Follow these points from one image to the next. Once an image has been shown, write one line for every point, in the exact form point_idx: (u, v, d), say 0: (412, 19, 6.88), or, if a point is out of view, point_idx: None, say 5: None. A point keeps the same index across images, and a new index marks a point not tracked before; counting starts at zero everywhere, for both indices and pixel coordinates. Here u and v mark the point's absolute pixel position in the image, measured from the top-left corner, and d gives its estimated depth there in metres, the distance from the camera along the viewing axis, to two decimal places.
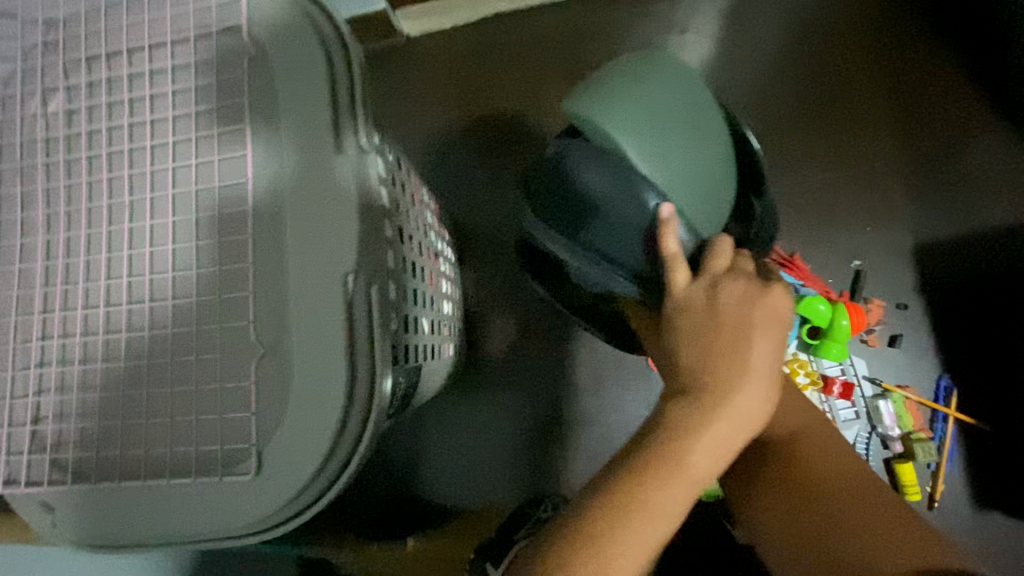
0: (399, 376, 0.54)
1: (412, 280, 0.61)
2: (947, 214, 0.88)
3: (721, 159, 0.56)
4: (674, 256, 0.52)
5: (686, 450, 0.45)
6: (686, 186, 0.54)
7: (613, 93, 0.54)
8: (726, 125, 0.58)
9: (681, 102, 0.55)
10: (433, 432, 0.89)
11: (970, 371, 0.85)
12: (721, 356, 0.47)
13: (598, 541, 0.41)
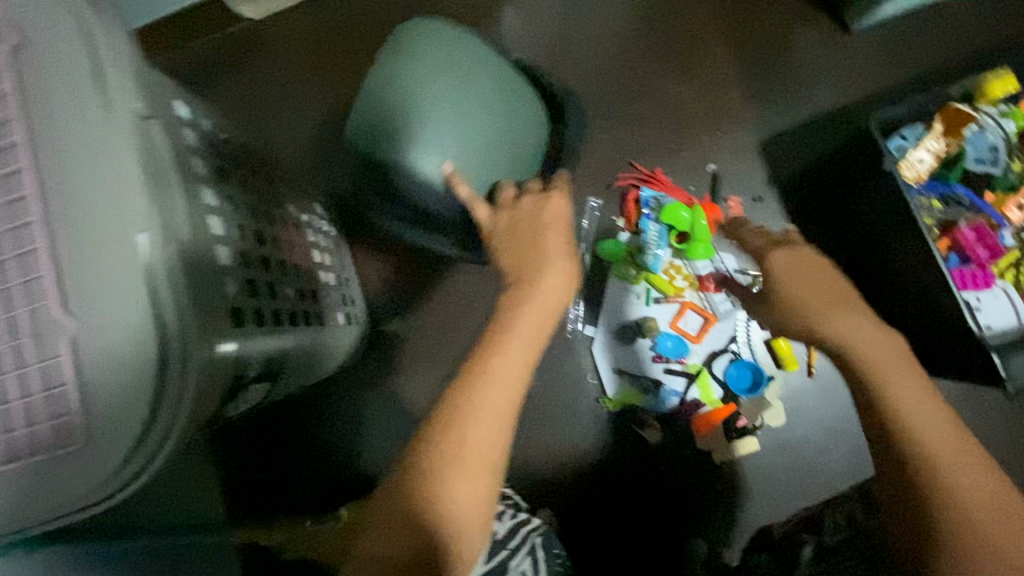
0: (255, 343, 0.56)
1: (261, 249, 0.62)
2: (786, 106, 0.95)
3: (482, 117, 0.70)
4: (470, 197, 0.65)
5: (520, 324, 0.55)
6: (471, 141, 0.69)
7: (380, 100, 0.68)
8: (485, 82, 0.71)
9: (437, 80, 0.69)
10: (351, 402, 0.93)
11: (826, 246, 0.92)
12: (524, 251, 0.60)
13: (451, 411, 0.49)
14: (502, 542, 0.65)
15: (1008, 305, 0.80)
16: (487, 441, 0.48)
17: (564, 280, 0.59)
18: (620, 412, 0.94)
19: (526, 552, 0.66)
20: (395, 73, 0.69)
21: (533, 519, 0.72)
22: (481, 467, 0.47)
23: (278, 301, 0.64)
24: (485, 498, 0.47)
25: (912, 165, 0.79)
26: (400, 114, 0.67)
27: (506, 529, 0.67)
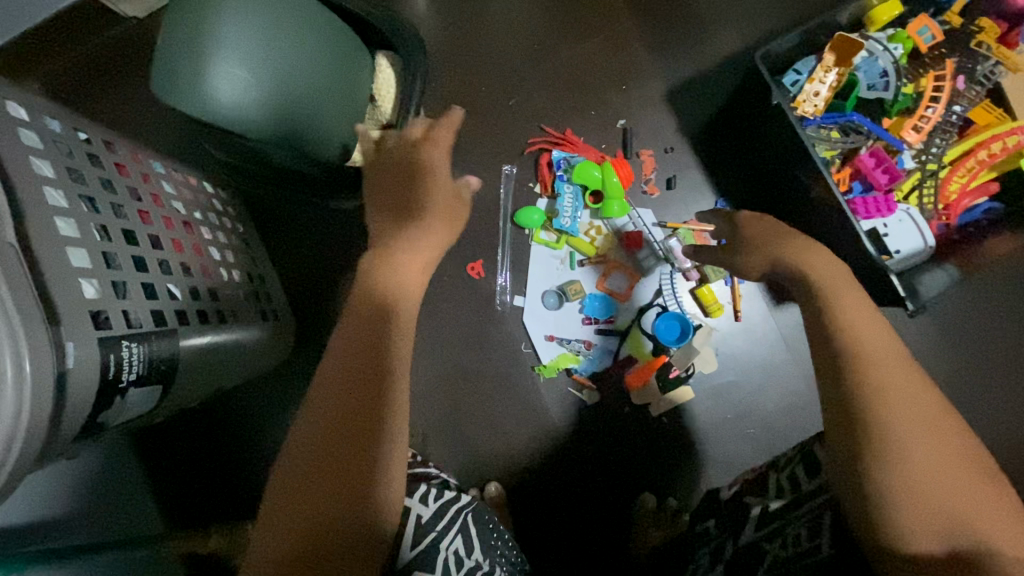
0: (134, 346, 0.54)
1: (133, 248, 0.59)
2: (688, 55, 0.94)
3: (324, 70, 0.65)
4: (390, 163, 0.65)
5: (404, 278, 0.59)
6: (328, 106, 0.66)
7: (211, 94, 0.56)
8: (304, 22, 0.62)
9: (269, 54, 0.58)
10: (287, 399, 0.91)
11: (741, 190, 0.93)
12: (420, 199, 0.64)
13: (364, 366, 0.50)
14: (427, 526, 0.63)
15: (913, 228, 0.80)
16: (389, 383, 0.50)
17: (444, 232, 0.64)
18: (557, 377, 0.93)
19: (456, 532, 0.64)
20: (226, 61, 0.56)
21: (464, 494, 0.69)
22: (388, 400, 0.49)
23: (159, 300, 0.61)
24: (398, 438, 0.49)
25: (808, 98, 0.79)
26: (249, 105, 0.57)
27: (431, 512, 0.64)
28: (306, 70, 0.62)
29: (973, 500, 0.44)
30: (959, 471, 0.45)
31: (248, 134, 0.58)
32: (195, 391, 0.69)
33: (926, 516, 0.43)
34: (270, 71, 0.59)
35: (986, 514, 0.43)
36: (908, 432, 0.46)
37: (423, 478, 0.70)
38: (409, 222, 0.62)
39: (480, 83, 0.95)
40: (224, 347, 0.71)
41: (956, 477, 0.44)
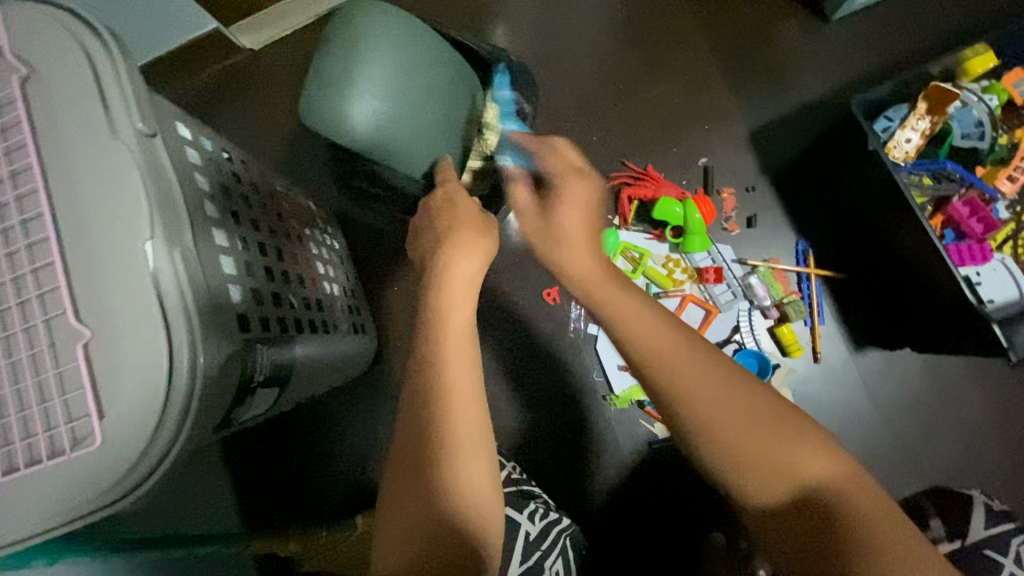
0: (264, 352, 0.58)
1: (265, 259, 0.64)
2: (771, 98, 0.97)
3: (451, 86, 0.70)
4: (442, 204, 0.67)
5: (454, 290, 0.60)
6: (449, 122, 0.71)
7: (354, 96, 0.61)
8: (440, 43, 0.69)
9: (409, 66, 0.64)
10: (366, 411, 0.94)
11: (819, 232, 0.93)
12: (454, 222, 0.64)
13: (430, 393, 0.53)
14: (534, 543, 0.70)
15: (1007, 277, 0.79)
16: (459, 400, 0.52)
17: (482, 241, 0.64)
18: (629, 408, 0.94)
19: (557, 553, 0.72)
20: (371, 68, 0.61)
21: (564, 518, 0.76)
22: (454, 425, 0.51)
23: (283, 309, 0.65)
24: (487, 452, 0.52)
25: (899, 144, 0.81)
26: (385, 110, 0.62)
27: (538, 530, 0.71)
28: (432, 99, 0.68)
29: (793, 451, 0.46)
30: (770, 431, 0.47)
31: (380, 135, 0.63)
32: (297, 395, 0.74)
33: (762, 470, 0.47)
34: (406, 83, 0.64)
35: (802, 460, 0.46)
36: (716, 409, 0.48)
37: (530, 496, 0.76)
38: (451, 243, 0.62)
39: (564, 118, 1.00)
40: (328, 354, 0.76)
41: (771, 443, 0.47)
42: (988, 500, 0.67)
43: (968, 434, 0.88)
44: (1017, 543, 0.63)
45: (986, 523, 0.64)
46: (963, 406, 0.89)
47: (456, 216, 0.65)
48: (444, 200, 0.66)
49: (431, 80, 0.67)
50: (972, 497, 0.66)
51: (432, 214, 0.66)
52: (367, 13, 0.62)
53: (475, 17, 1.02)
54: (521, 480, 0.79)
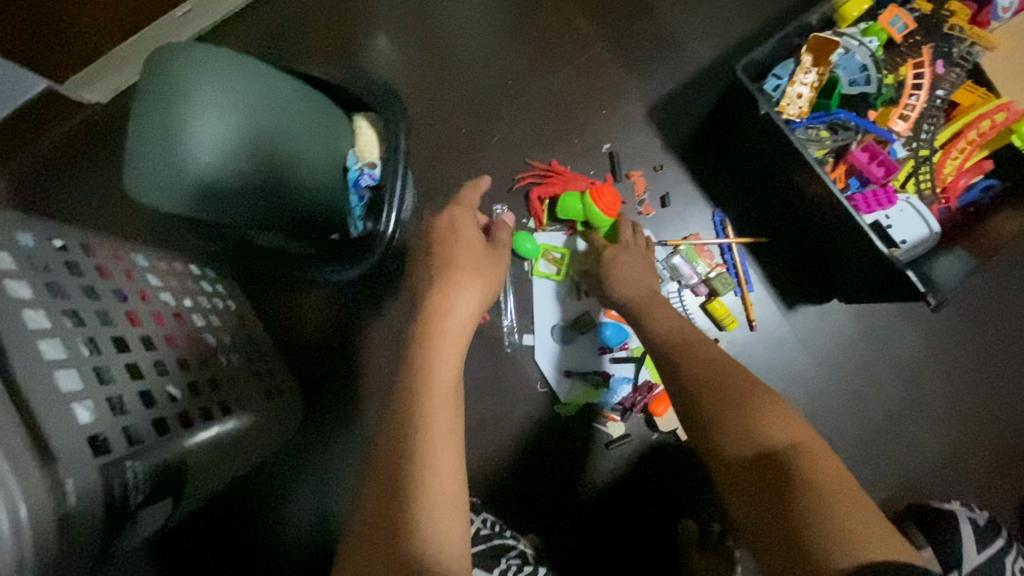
0: (137, 465, 0.50)
1: (126, 354, 0.56)
2: (664, 70, 0.94)
3: (309, 122, 0.62)
4: (443, 230, 0.71)
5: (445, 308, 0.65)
6: (315, 162, 0.63)
7: (179, 162, 0.53)
8: (285, 76, 0.61)
9: (248, 111, 0.56)
10: (303, 471, 0.89)
11: (734, 199, 0.92)
12: (454, 246, 0.70)
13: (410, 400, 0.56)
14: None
15: (916, 216, 0.78)
16: (431, 421, 0.54)
17: (474, 268, 0.69)
18: (579, 414, 0.90)
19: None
20: (197, 124, 0.53)
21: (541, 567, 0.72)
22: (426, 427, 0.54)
23: (158, 407, 0.57)
24: (448, 488, 0.51)
25: (791, 102, 0.79)
26: (223, 169, 0.55)
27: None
28: (286, 138, 0.59)
29: (759, 414, 0.54)
30: (741, 400, 0.56)
31: (222, 198, 0.55)
32: (206, 490, 0.66)
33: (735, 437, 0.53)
34: (247, 131, 0.56)
35: (766, 421, 0.53)
36: (709, 379, 0.60)
37: (502, 552, 0.72)
38: (444, 268, 0.68)
39: (459, 126, 0.94)
40: (234, 437, 0.69)
41: (744, 406, 0.55)
42: (972, 513, 0.75)
43: (910, 374, 0.89)
44: (1009, 561, 0.72)
45: (981, 547, 0.72)
46: (897, 347, 0.89)
47: (450, 250, 0.70)
48: (449, 228, 0.72)
49: (279, 118, 0.59)
50: (957, 514, 0.74)
51: (432, 244, 0.71)
52: (184, 62, 0.54)
53: (350, 38, 0.96)
54: (493, 535, 0.75)
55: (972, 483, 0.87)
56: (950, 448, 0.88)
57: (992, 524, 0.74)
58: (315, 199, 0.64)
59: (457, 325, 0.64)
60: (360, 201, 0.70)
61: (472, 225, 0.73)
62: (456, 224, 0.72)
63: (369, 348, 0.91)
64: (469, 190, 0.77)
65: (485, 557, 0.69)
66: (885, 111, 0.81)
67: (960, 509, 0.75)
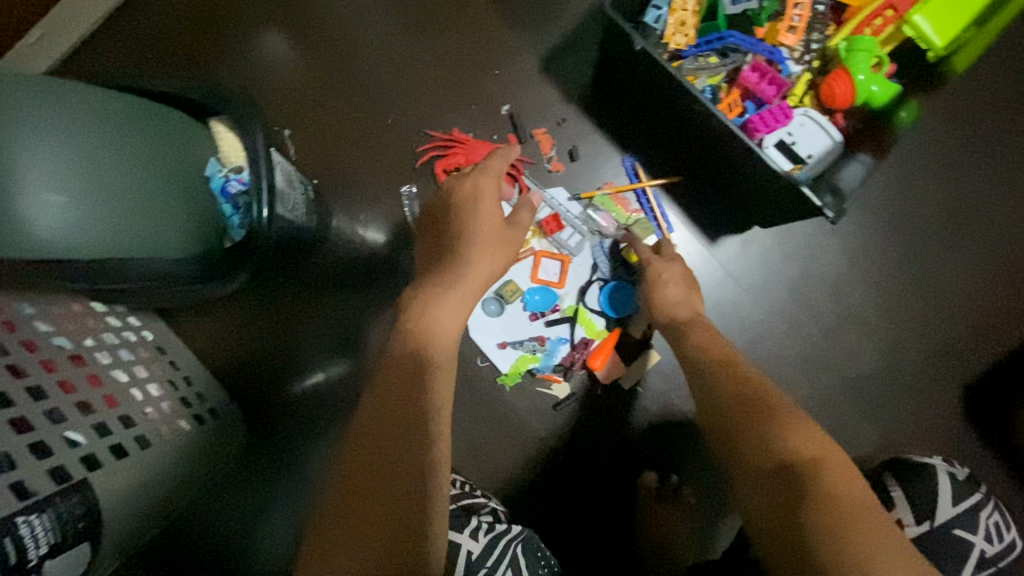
0: (39, 515, 0.50)
1: (9, 410, 0.54)
2: (551, 18, 0.90)
3: (152, 137, 0.59)
4: (466, 198, 0.67)
5: (456, 298, 0.62)
6: (166, 180, 0.60)
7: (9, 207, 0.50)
8: (117, 94, 0.58)
9: (73, 138, 0.53)
10: (281, 484, 0.87)
11: (642, 140, 0.90)
12: (468, 213, 0.66)
13: (413, 386, 0.54)
14: (477, 563, 0.61)
15: (818, 129, 0.77)
16: (431, 410, 0.53)
17: (493, 242, 0.66)
18: (522, 381, 0.89)
19: (505, 568, 0.62)
20: (20, 163, 0.50)
21: (512, 526, 0.67)
22: (421, 415, 0.52)
23: (54, 456, 0.55)
24: (433, 474, 0.48)
25: (676, 30, 0.78)
26: (61, 203, 0.52)
27: (482, 546, 0.62)
28: (124, 161, 0.57)
29: (779, 426, 0.53)
30: (767, 409, 0.55)
31: (70, 236, 0.52)
32: (142, 523, 0.66)
33: (759, 448, 0.51)
34: (78, 161, 0.53)
35: (793, 437, 0.51)
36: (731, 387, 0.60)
37: (473, 511, 0.67)
38: (460, 241, 0.65)
39: (352, 112, 0.91)
40: (159, 471, 0.67)
41: (766, 416, 0.54)
42: (952, 468, 0.68)
43: (841, 288, 0.88)
44: (983, 515, 0.66)
45: (956, 500, 0.66)
46: (824, 262, 0.89)
47: (469, 217, 0.66)
48: (470, 194, 0.67)
49: (124, 139, 0.57)
50: (936, 468, 0.67)
51: (451, 211, 0.67)
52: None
53: (223, 35, 0.92)
54: (462, 495, 0.70)
55: (914, 384, 0.87)
56: (893, 354, 0.88)
57: (970, 478, 0.68)
58: (178, 219, 0.61)
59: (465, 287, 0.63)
60: (235, 209, 0.66)
61: (497, 199, 0.67)
62: (479, 192, 0.67)
63: (299, 355, 0.90)
64: (502, 156, 0.71)
65: (456, 517, 0.64)
66: (837, 55, 0.77)
67: (938, 464, 0.68)
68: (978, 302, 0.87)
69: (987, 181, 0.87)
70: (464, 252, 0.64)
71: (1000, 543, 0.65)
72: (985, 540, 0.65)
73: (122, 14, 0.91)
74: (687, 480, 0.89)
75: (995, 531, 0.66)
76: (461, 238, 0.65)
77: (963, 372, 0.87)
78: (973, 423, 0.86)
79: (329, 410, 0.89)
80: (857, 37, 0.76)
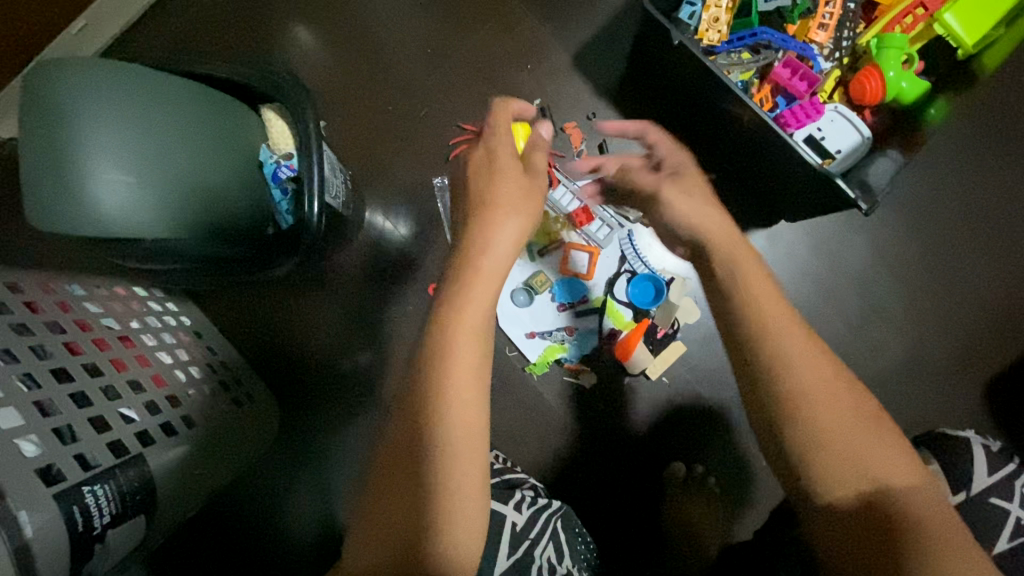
0: (99, 489, 0.51)
1: (70, 384, 0.56)
2: (582, 14, 0.92)
3: (206, 121, 0.61)
4: (481, 165, 0.63)
5: (492, 263, 0.58)
6: (219, 166, 0.62)
7: (77, 189, 0.52)
8: (177, 79, 0.60)
9: (137, 121, 0.55)
10: (307, 469, 0.89)
11: (672, 135, 0.91)
12: (485, 177, 0.62)
13: (443, 363, 0.51)
14: (522, 533, 0.62)
15: (847, 124, 0.79)
16: (458, 393, 0.49)
17: (519, 201, 0.61)
18: (551, 371, 0.91)
19: (547, 539, 0.64)
20: (87, 146, 0.52)
21: (553, 500, 0.69)
22: (451, 397, 0.49)
23: (112, 430, 0.57)
24: (472, 454, 0.48)
25: (710, 27, 0.80)
26: (125, 184, 0.54)
27: (525, 518, 0.64)
28: (183, 144, 0.59)
29: (878, 449, 0.46)
30: (850, 417, 0.47)
31: (134, 217, 0.54)
32: (186, 500, 0.67)
33: (855, 473, 0.45)
34: (141, 144, 0.55)
35: (888, 462, 0.45)
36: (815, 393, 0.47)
37: (517, 484, 0.69)
38: (483, 204, 0.60)
39: (385, 104, 0.92)
40: (205, 451, 0.69)
41: (850, 428, 0.46)
42: (986, 440, 0.68)
43: (868, 281, 0.90)
44: (1021, 484, 0.66)
45: (991, 470, 0.66)
46: (851, 256, 0.90)
47: (489, 184, 0.61)
48: (485, 160, 0.63)
49: (181, 123, 0.59)
50: (971, 441, 0.67)
51: (469, 181, 0.63)
52: (54, 82, 0.53)
53: (259, 29, 0.93)
54: (506, 469, 0.72)
55: (940, 377, 0.88)
56: (919, 346, 0.89)
57: (1006, 449, 0.68)
58: (228, 205, 0.63)
59: (490, 273, 0.57)
60: (283, 194, 0.69)
61: (511, 158, 0.63)
62: (495, 157, 0.63)
63: (331, 342, 0.91)
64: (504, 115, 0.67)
65: (500, 490, 0.66)
66: (868, 52, 0.79)
67: (974, 436, 0.68)
68: (1003, 295, 0.89)
69: (1013, 179, 0.89)
70: (489, 213, 0.60)
71: None
72: (1022, 506, 0.66)
73: (159, 8, 0.93)
74: (714, 469, 0.91)
75: None
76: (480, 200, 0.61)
77: (989, 364, 0.88)
78: (998, 414, 0.87)
79: (355, 396, 0.90)
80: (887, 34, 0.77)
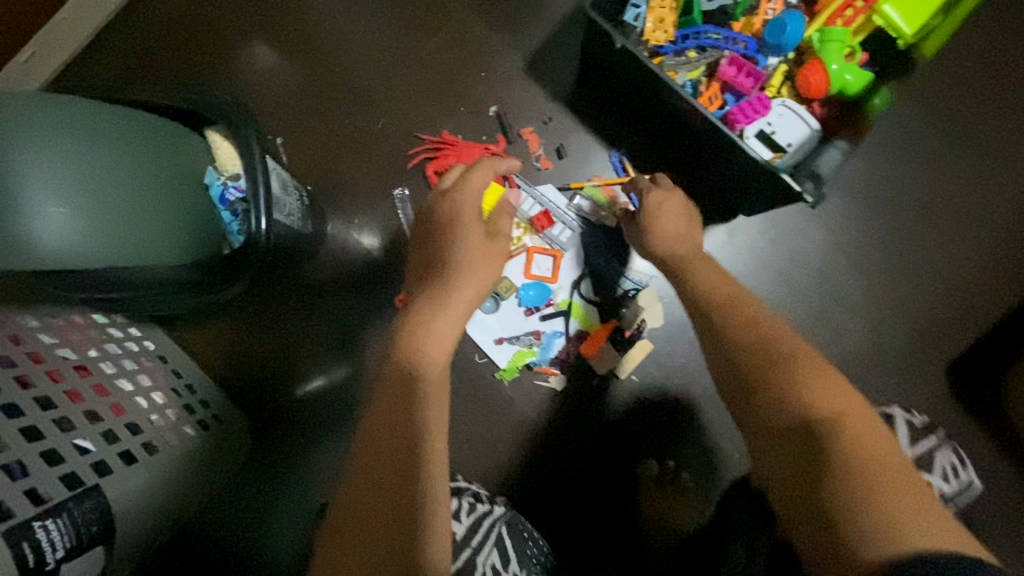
0: (52, 530, 0.51)
1: (20, 420, 0.55)
2: (532, 19, 0.93)
3: (149, 150, 0.61)
4: (442, 222, 0.66)
5: (450, 308, 0.61)
6: (163, 193, 0.62)
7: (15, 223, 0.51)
8: (116, 108, 0.60)
9: (76, 150, 0.55)
10: (286, 488, 0.89)
11: (628, 136, 0.92)
12: (446, 229, 0.65)
13: (410, 389, 0.53)
14: (463, 544, 0.63)
15: (796, 117, 0.78)
16: (427, 416, 0.51)
17: (479, 258, 0.64)
18: (521, 376, 0.91)
19: (491, 548, 0.64)
20: (24, 177, 0.52)
21: (496, 506, 0.69)
22: (421, 422, 0.50)
23: (66, 463, 0.56)
24: (439, 480, 0.48)
25: (657, 27, 0.81)
26: (65, 212, 0.53)
27: (466, 528, 0.64)
28: (124, 172, 0.58)
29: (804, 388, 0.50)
30: (786, 370, 0.52)
31: (76, 245, 0.54)
32: (150, 530, 0.66)
33: (783, 410, 0.50)
34: (80, 173, 0.55)
35: (813, 393, 0.50)
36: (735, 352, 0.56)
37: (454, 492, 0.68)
38: (446, 254, 0.64)
39: (341, 116, 0.92)
40: (168, 476, 0.68)
41: (782, 371, 0.52)
42: (910, 415, 0.71)
43: (827, 270, 0.91)
44: (939, 457, 0.68)
45: (913, 445, 0.69)
46: (808, 245, 0.91)
47: (452, 238, 0.65)
48: (449, 214, 0.66)
49: (121, 150, 0.59)
50: (895, 418, 0.70)
51: (431, 236, 0.66)
52: None
53: (212, 43, 0.93)
54: None
55: (901, 361, 0.90)
56: (879, 331, 0.90)
57: (928, 423, 0.71)
58: (173, 232, 0.63)
59: (450, 319, 0.60)
60: (233, 216, 0.70)
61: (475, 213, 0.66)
62: (459, 209, 0.66)
63: (302, 357, 0.91)
64: (491, 167, 0.69)
65: None
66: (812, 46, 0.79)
67: (897, 412, 0.71)
68: (957, 277, 0.90)
69: (960, 163, 0.91)
70: (451, 265, 0.63)
71: (956, 481, 0.68)
72: (942, 480, 0.67)
73: (115, 27, 0.93)
74: (688, 464, 0.91)
75: (951, 472, 0.68)
76: (443, 254, 0.64)
77: (948, 346, 0.90)
78: (958, 394, 0.89)
79: (329, 415, 0.90)
80: (829, 28, 0.78)
